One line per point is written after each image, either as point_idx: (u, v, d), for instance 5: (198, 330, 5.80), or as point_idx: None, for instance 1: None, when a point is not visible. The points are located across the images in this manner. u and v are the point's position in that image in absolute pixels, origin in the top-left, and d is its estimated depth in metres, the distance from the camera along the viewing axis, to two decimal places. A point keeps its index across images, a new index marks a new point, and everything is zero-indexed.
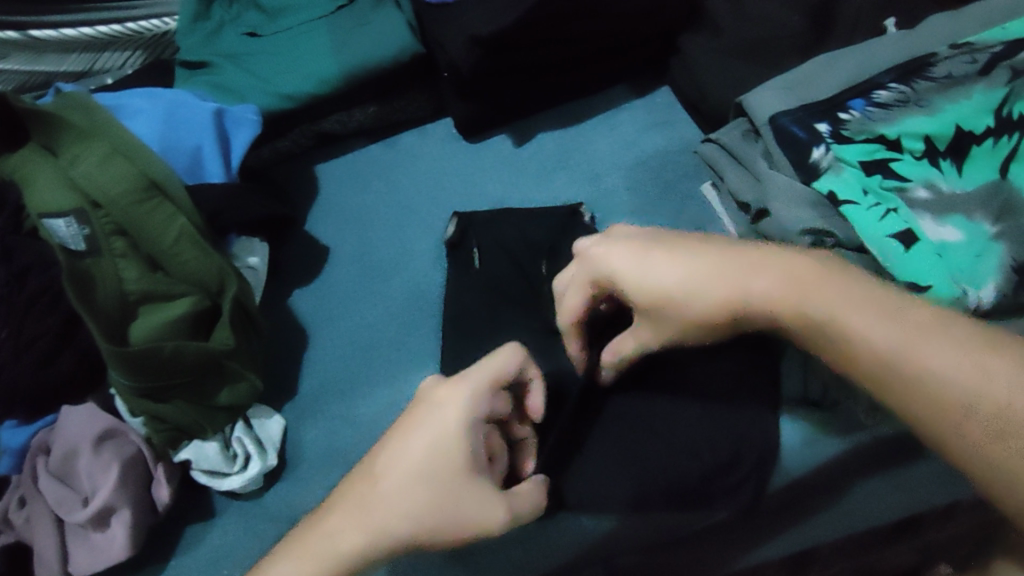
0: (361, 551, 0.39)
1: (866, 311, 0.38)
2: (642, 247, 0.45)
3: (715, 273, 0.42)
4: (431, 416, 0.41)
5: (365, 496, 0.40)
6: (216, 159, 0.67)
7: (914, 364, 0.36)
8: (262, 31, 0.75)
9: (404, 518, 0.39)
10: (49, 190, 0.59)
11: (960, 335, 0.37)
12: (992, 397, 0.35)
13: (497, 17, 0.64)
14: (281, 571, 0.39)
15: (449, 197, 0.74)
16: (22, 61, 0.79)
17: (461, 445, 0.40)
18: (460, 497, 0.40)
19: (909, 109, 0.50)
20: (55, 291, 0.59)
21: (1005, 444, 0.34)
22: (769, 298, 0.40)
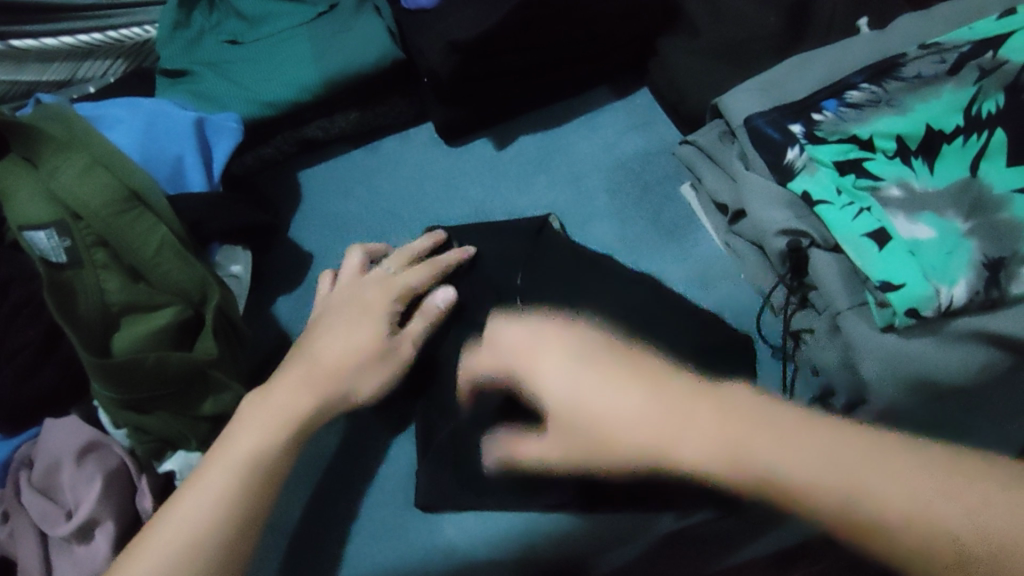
0: (278, 436, 0.49)
1: (812, 458, 0.34)
2: (570, 387, 0.40)
3: (642, 417, 0.38)
4: (350, 311, 0.55)
5: (314, 373, 0.52)
6: (197, 169, 0.67)
7: (851, 496, 0.33)
8: (243, 39, 0.75)
9: (342, 383, 0.52)
10: (27, 203, 0.59)
11: (906, 463, 0.33)
12: (956, 531, 0.31)
13: (473, 24, 0.64)
14: (204, 476, 0.47)
15: (431, 203, 0.74)
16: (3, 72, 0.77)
17: (366, 332, 0.53)
18: (363, 374, 0.53)
19: (880, 109, 0.51)
20: (36, 306, 0.60)
21: (959, 569, 0.31)
22: (714, 444, 0.36)
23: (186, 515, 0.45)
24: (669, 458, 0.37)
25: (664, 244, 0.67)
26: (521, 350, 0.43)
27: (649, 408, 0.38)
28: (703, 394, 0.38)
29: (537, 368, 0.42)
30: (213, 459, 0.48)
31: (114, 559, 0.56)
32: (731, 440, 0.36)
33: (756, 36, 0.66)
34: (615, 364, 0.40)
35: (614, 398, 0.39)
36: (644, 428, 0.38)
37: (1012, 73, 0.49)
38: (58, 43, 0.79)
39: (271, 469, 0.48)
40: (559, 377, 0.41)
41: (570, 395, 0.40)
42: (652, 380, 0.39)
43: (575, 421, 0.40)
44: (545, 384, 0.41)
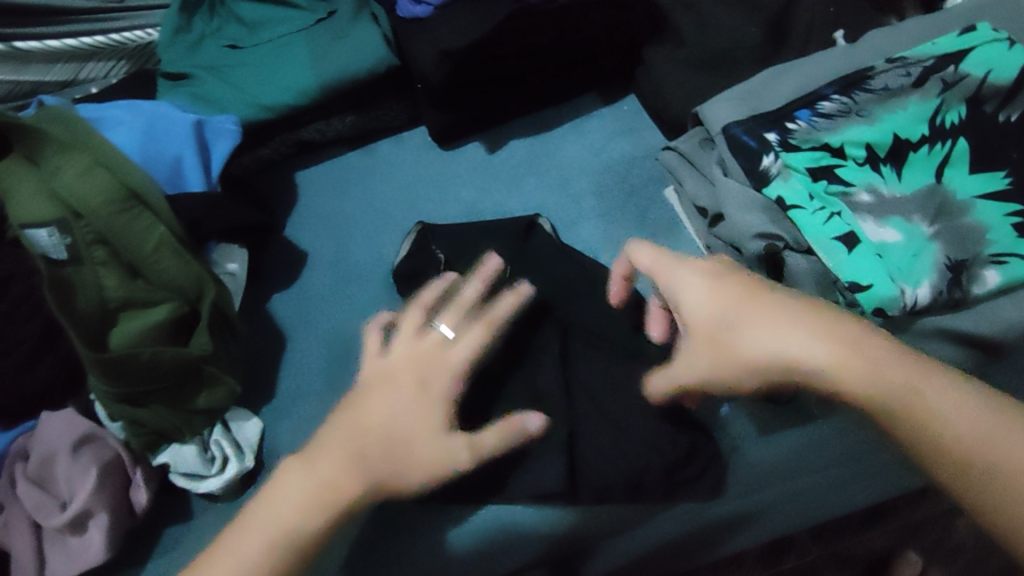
0: (349, 471, 0.45)
1: (950, 396, 0.42)
2: (704, 307, 0.47)
3: (820, 354, 0.44)
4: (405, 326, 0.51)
5: (380, 393, 0.47)
6: (196, 170, 0.69)
7: (925, 413, 0.42)
8: (242, 43, 0.77)
9: (427, 421, 0.47)
10: (29, 202, 0.61)
11: (989, 407, 0.41)
12: (1021, 466, 0.39)
13: (466, 32, 0.66)
14: (282, 494, 0.44)
15: (425, 204, 0.77)
16: (5, 71, 0.78)
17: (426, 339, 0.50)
18: (429, 410, 0.47)
19: (851, 119, 0.53)
20: (35, 302, 0.61)
21: (1015, 480, 0.39)
22: (856, 376, 0.43)
23: (271, 522, 0.44)
24: (793, 361, 0.44)
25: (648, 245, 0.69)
26: (669, 271, 0.49)
27: (792, 346, 0.44)
28: (859, 336, 0.44)
29: (685, 286, 0.48)
30: (289, 478, 0.45)
31: (109, 550, 0.57)
32: (854, 367, 0.43)
33: (738, 46, 0.69)
34: (748, 291, 0.47)
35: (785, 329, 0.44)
36: (790, 354, 0.44)
37: (975, 83, 0.53)
38: (60, 45, 0.81)
39: (350, 509, 0.45)
40: (718, 304, 0.47)
41: (696, 305, 0.47)
42: (790, 316, 0.45)
43: (714, 328, 0.46)
44: (698, 304, 0.47)
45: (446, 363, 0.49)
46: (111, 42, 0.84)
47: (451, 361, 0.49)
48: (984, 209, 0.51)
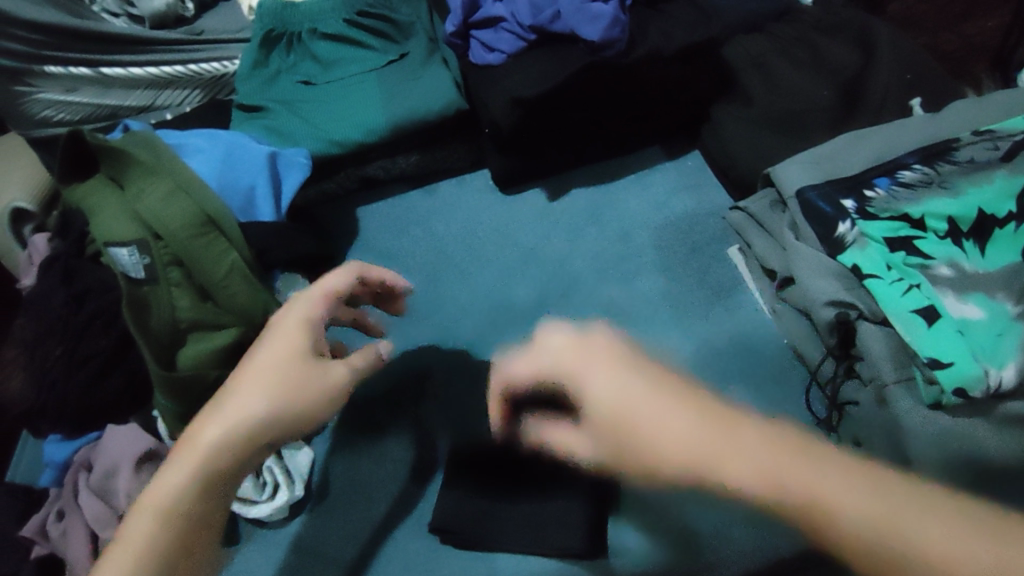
0: (224, 441, 0.44)
1: (813, 471, 0.37)
2: (609, 385, 0.41)
3: (822, 488, 0.36)
4: (284, 322, 0.49)
5: (265, 376, 0.46)
6: (268, 199, 0.72)
7: (800, 494, 0.37)
8: (317, 80, 0.81)
9: (316, 399, 0.47)
10: (112, 221, 0.64)
11: (787, 451, 0.38)
12: (875, 526, 0.35)
13: (536, 82, 0.67)
14: (169, 468, 0.43)
15: (481, 247, 0.76)
16: (89, 94, 0.92)
17: (303, 337, 0.48)
18: (315, 378, 0.47)
19: (932, 190, 0.52)
20: (110, 315, 0.63)
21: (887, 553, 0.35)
22: (666, 439, 0.39)
23: (162, 492, 0.42)
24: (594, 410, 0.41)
25: (710, 304, 0.66)
26: (618, 377, 0.41)
27: (763, 460, 0.37)
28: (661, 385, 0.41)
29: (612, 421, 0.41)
30: (175, 453, 0.44)
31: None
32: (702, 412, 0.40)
33: (808, 109, 0.69)
34: (617, 357, 0.42)
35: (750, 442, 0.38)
36: (621, 401, 0.40)
37: None
38: (142, 73, 0.94)
39: (222, 468, 0.44)
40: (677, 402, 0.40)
41: (600, 383, 0.41)
42: (657, 378, 0.41)
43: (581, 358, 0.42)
44: (607, 389, 0.41)
45: (326, 379, 0.48)
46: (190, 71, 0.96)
47: (334, 380, 0.48)
48: None
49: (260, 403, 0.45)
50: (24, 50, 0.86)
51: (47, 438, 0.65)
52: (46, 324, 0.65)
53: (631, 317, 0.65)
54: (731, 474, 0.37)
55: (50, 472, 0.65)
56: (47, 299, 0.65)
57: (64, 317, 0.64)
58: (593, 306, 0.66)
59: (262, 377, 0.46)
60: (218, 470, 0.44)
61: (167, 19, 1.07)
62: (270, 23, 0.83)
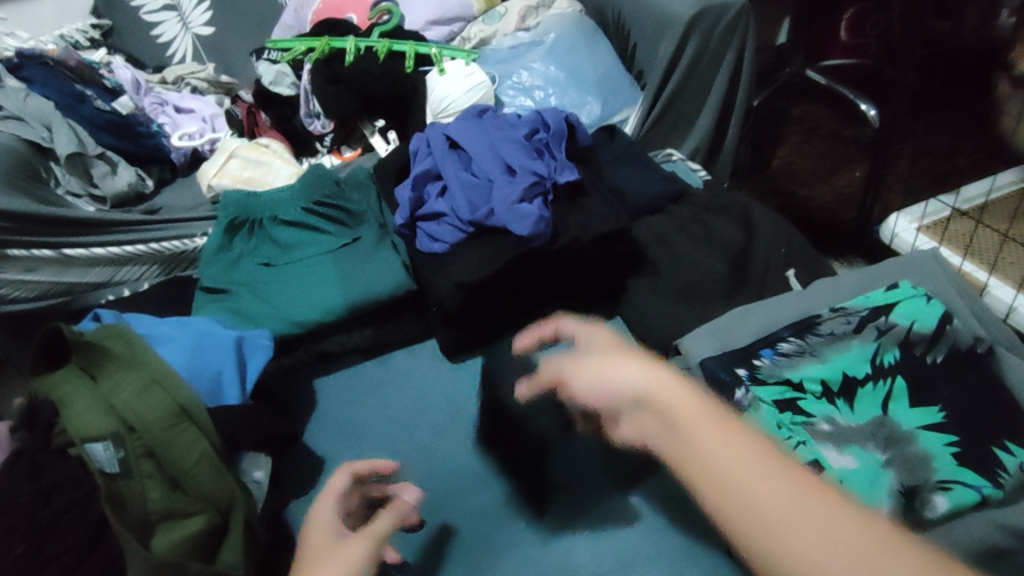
0: None
1: (736, 444, 0.37)
2: (636, 376, 0.43)
3: (708, 420, 0.38)
4: (310, 527, 0.57)
5: (305, 569, 0.51)
6: (233, 384, 0.76)
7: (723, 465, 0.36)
8: (276, 262, 0.90)
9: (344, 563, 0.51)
10: (87, 417, 0.67)
11: (737, 429, 0.38)
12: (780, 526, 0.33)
13: (477, 267, 0.77)
14: None
15: (432, 416, 0.82)
16: (47, 272, 1.02)
17: (323, 526, 0.56)
18: (332, 550, 0.52)
19: (805, 358, 0.64)
20: (80, 507, 0.64)
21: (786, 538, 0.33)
22: (647, 379, 0.42)
23: None
24: (606, 384, 0.44)
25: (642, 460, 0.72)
26: (664, 386, 0.41)
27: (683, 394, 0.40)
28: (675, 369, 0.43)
29: (622, 369, 0.44)
30: None
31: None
32: (672, 396, 0.40)
33: (705, 283, 0.81)
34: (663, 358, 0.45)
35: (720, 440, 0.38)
36: (664, 380, 0.42)
37: (902, 331, 0.64)
38: (103, 251, 1.06)
39: None
40: (665, 366, 0.43)
41: (654, 383, 0.41)
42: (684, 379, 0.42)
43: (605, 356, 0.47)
44: (645, 387, 0.42)
45: (350, 549, 0.52)
46: (150, 251, 1.10)
47: (355, 547, 0.52)
48: (927, 438, 0.58)
49: None
50: None
51: None
52: (4, 522, 0.62)
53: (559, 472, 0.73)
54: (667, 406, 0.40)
55: None
56: (9, 496, 0.63)
57: (25, 515, 0.62)
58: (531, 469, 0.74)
59: (316, 560, 0.52)
60: None
61: (127, 198, 1.14)
62: (236, 211, 0.94)
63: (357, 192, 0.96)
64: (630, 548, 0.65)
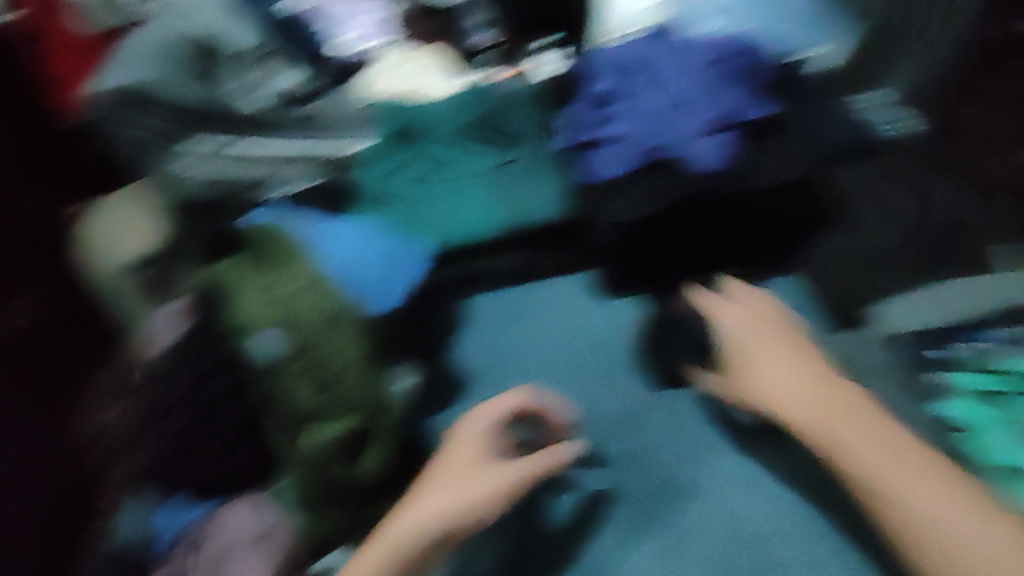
0: (410, 541, 0.60)
1: (915, 475, 0.54)
2: (820, 415, 0.59)
3: (880, 450, 0.56)
4: (462, 441, 0.67)
5: (463, 473, 0.64)
6: (394, 286, 0.83)
7: (886, 485, 0.54)
8: (429, 177, 0.94)
9: (491, 496, 0.62)
10: (249, 306, 0.71)
11: (910, 452, 0.55)
12: (946, 537, 0.50)
13: (643, 204, 0.77)
14: (365, 553, 0.61)
15: (577, 354, 0.80)
16: (210, 165, 0.98)
17: (476, 450, 0.66)
18: (478, 475, 0.64)
19: (1015, 349, 0.65)
20: (235, 394, 0.69)
21: (948, 542, 0.50)
22: (821, 424, 0.59)
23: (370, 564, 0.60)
24: (786, 416, 0.61)
25: None
26: (823, 417, 0.59)
27: (821, 403, 0.60)
28: (845, 400, 0.60)
29: (813, 370, 0.63)
30: (378, 543, 0.61)
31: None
32: (833, 414, 0.59)
33: (886, 245, 0.74)
34: (824, 392, 0.61)
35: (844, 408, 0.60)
36: (828, 402, 0.60)
37: None
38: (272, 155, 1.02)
39: (413, 549, 0.60)
40: (860, 402, 0.60)
41: (843, 427, 0.58)
42: (851, 406, 0.60)
43: (754, 360, 0.66)
44: (801, 412, 0.60)
45: (500, 479, 0.64)
46: None
47: (507, 479, 0.64)
48: None
49: (430, 505, 0.62)
50: (161, 127, 0.92)
51: (158, 503, 0.71)
52: (172, 398, 0.70)
53: (710, 447, 0.69)
54: (857, 456, 0.56)
55: (165, 540, 0.70)
56: (178, 376, 0.71)
57: (189, 394, 0.70)
58: (668, 426, 0.71)
59: (466, 474, 0.64)
60: (411, 545, 0.60)
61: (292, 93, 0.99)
62: (395, 120, 0.92)
63: (512, 112, 0.93)
64: (756, 525, 0.62)
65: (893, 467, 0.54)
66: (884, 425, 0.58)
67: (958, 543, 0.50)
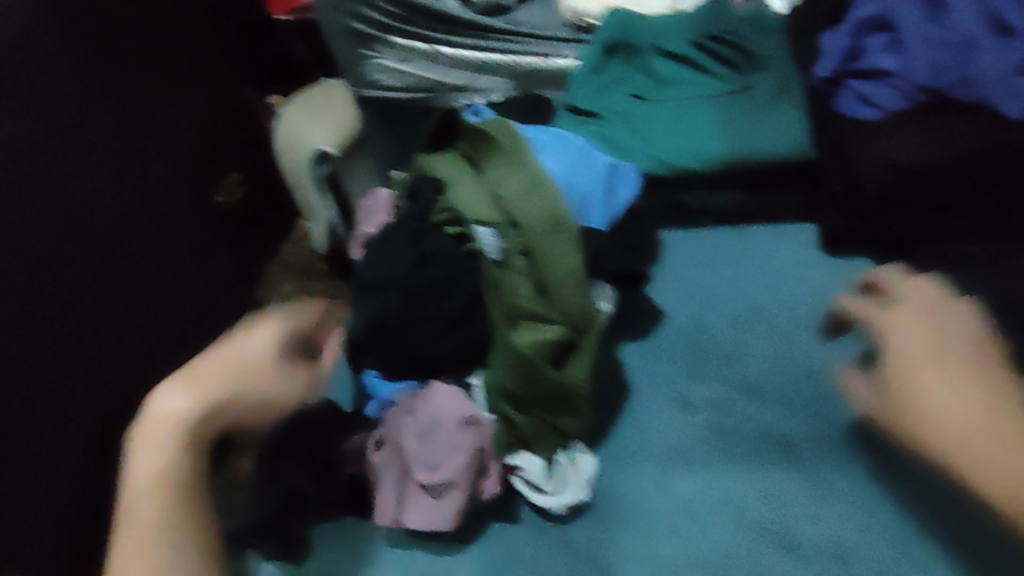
0: (200, 411, 0.54)
1: (956, 385, 0.53)
2: (921, 339, 0.56)
3: (949, 378, 0.53)
4: (243, 340, 0.58)
5: (228, 361, 0.56)
6: (600, 206, 0.72)
7: (923, 386, 0.54)
8: (649, 95, 0.82)
9: (262, 384, 0.57)
10: (473, 200, 0.70)
11: (962, 372, 0.53)
12: (945, 440, 0.52)
13: (921, 149, 0.65)
14: (145, 449, 0.53)
15: (794, 309, 0.74)
16: (418, 65, 0.96)
17: (268, 348, 0.58)
18: (263, 371, 0.57)
19: None
20: (451, 283, 0.68)
21: (960, 449, 0.51)
22: (916, 342, 0.56)
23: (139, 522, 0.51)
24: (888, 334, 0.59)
25: None
26: (926, 350, 0.55)
27: (929, 346, 0.55)
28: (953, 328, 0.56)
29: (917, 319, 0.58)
30: (145, 442, 0.53)
31: (453, 522, 0.63)
32: (934, 346, 0.55)
33: None
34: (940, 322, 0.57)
35: (1006, 417, 0.51)
36: (938, 335, 0.56)
37: None
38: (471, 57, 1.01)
39: (179, 475, 0.53)
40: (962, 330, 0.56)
41: (930, 356, 0.55)
42: (941, 329, 0.56)
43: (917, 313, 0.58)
44: (912, 345, 0.56)
45: (268, 378, 0.57)
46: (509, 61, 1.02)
47: (267, 369, 0.57)
48: None
49: (220, 388, 0.55)
50: (381, 19, 0.91)
51: (365, 371, 0.73)
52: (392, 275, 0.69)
53: None
54: (908, 374, 0.55)
55: (373, 406, 0.72)
56: (395, 258, 0.69)
57: (410, 273, 0.68)
58: None
59: (257, 374, 0.57)
60: (185, 481, 0.53)
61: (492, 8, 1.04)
62: (615, 33, 0.86)
63: (759, 33, 0.82)
64: None
65: (948, 391, 0.52)
66: (974, 346, 0.55)
67: (979, 459, 0.50)
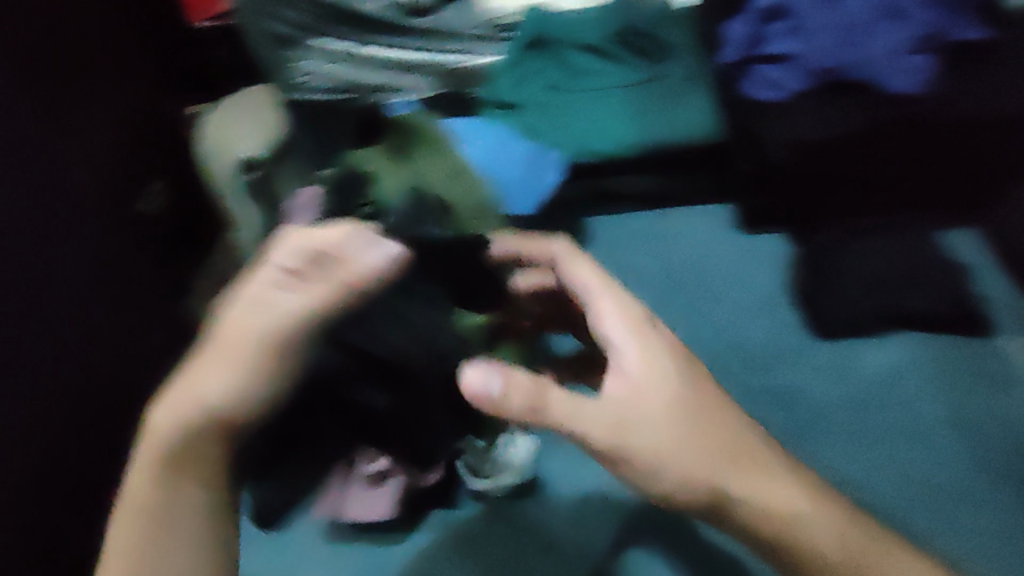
0: (172, 433, 0.43)
1: (695, 440, 0.47)
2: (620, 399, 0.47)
3: (722, 449, 0.47)
4: (233, 314, 0.43)
5: (183, 394, 0.44)
6: (525, 193, 0.77)
7: (710, 476, 0.46)
8: (563, 86, 0.85)
9: (208, 409, 0.43)
10: (393, 185, 0.69)
11: (700, 410, 0.48)
12: (799, 517, 0.46)
13: (822, 124, 0.70)
14: (136, 467, 0.44)
15: (718, 284, 0.73)
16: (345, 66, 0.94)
17: (263, 306, 0.43)
18: (229, 358, 0.43)
19: None
20: None
21: (792, 528, 0.46)
22: (645, 406, 0.47)
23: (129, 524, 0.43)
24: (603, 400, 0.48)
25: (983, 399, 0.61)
26: (652, 413, 0.47)
27: (694, 423, 0.47)
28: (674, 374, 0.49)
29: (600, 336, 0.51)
30: (152, 443, 0.43)
31: (392, 511, 0.60)
32: (657, 395, 0.48)
33: None
34: (651, 379, 0.48)
35: (732, 430, 0.48)
36: (650, 376, 0.49)
37: None
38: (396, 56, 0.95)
39: (165, 475, 0.43)
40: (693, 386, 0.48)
41: (640, 408, 0.47)
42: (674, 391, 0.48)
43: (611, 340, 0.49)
44: (629, 398, 0.48)
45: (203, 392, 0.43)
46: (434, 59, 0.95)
47: (208, 397, 0.43)
48: None
49: (168, 423, 0.43)
50: (301, 17, 0.90)
51: None
52: None
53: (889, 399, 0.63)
54: (667, 457, 0.46)
55: None
56: None
57: None
58: (829, 365, 0.65)
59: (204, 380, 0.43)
60: (169, 475, 0.43)
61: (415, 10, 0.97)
62: (534, 29, 0.88)
63: (665, 27, 0.87)
64: (940, 478, 0.58)
65: (688, 452, 0.46)
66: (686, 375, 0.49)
67: (807, 517, 0.46)
